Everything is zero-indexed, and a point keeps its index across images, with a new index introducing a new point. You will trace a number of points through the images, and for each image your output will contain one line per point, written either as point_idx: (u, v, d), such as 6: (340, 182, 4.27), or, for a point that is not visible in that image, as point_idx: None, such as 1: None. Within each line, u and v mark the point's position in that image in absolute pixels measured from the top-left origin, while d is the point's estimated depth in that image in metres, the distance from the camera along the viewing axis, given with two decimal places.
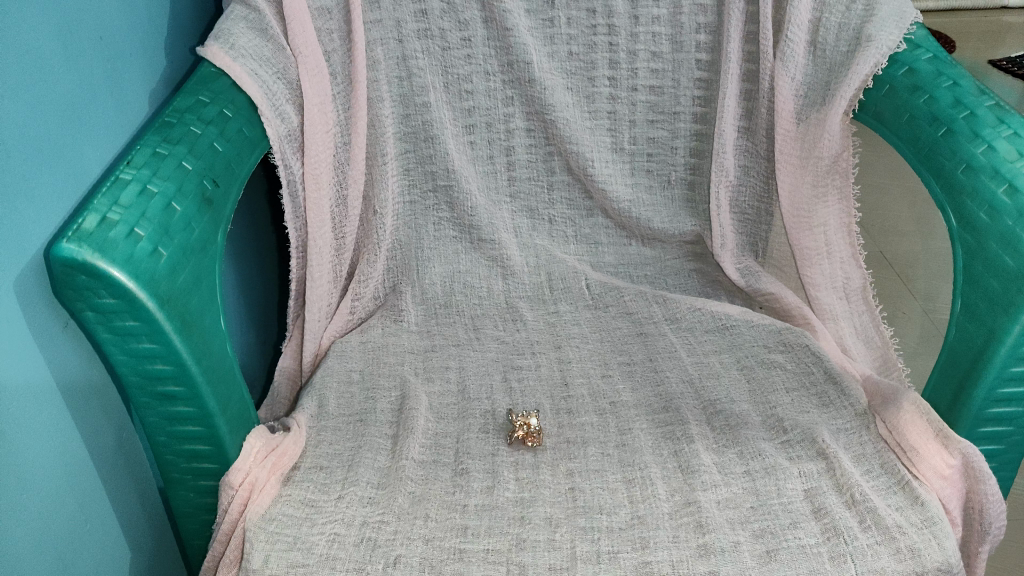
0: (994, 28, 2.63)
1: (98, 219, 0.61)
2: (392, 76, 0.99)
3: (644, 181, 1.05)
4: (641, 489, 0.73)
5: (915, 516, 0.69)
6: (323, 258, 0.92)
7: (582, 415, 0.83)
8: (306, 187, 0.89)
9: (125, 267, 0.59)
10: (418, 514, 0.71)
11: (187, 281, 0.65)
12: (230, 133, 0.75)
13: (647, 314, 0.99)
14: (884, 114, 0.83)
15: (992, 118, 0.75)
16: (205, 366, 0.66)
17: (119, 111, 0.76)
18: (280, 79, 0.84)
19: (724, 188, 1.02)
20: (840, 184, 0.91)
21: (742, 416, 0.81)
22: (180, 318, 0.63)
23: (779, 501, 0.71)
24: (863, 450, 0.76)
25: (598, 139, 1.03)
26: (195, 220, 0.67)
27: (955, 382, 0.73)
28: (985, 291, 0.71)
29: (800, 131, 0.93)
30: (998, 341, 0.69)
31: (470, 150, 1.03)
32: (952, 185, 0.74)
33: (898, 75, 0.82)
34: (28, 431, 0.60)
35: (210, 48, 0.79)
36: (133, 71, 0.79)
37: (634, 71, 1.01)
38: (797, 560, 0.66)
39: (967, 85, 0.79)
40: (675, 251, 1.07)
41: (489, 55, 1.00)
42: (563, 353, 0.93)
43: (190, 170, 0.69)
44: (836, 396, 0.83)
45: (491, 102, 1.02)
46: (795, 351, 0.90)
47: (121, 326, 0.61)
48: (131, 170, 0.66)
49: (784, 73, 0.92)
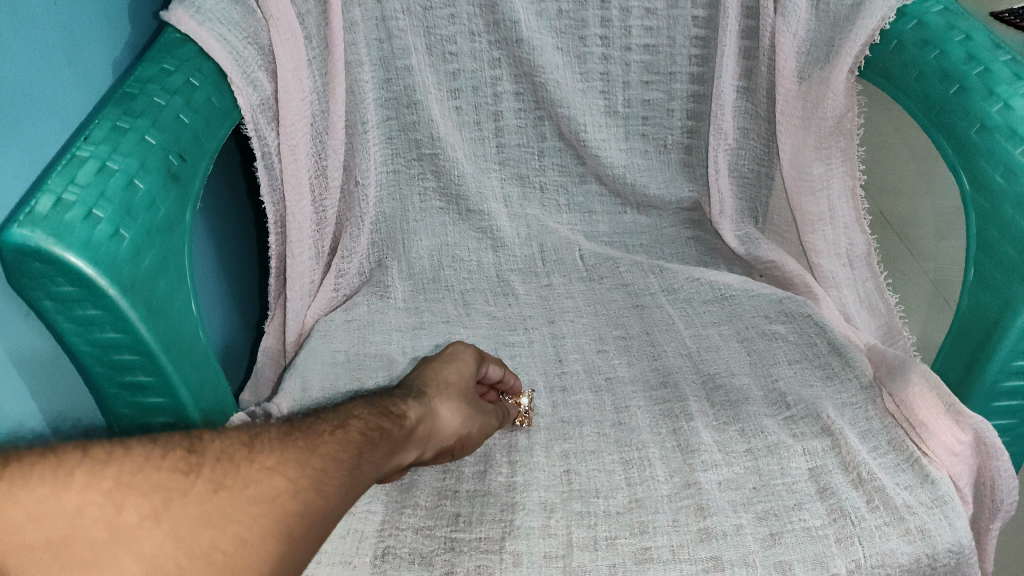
0: None
1: (52, 201, 0.56)
2: (371, 39, 0.93)
3: (639, 146, 1.02)
4: (639, 471, 0.70)
5: (925, 495, 0.67)
6: (304, 233, 0.87)
7: (577, 393, 0.80)
8: (283, 159, 0.84)
9: (83, 252, 0.55)
10: (406, 503, 0.68)
11: (153, 264, 0.61)
12: (197, 103, 0.71)
13: (643, 286, 0.95)
14: (891, 71, 0.79)
15: (1008, 73, 0.70)
16: (175, 353, 0.62)
17: (78, 83, 0.71)
18: (251, 44, 0.79)
19: (723, 151, 0.98)
20: (844, 145, 0.87)
21: (742, 391, 0.78)
22: (146, 304, 0.59)
23: (782, 481, 0.68)
24: (869, 426, 0.73)
25: (590, 102, 0.99)
26: (159, 199, 0.63)
27: (968, 354, 0.70)
28: (1001, 259, 0.67)
29: (803, 91, 0.89)
30: (1014, 312, 0.66)
31: (456, 116, 0.99)
32: (965, 146, 0.70)
33: (907, 29, 0.78)
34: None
35: (175, 13, 0.75)
36: (91, 35, 0.74)
37: (627, 30, 0.96)
38: (802, 544, 0.63)
39: (980, 38, 0.74)
40: (672, 218, 1.05)
41: (473, 14, 0.94)
42: (556, 328, 0.90)
43: (153, 145, 0.64)
44: (840, 368, 0.80)
45: (477, 65, 0.97)
46: (797, 321, 0.87)
47: (82, 314, 0.57)
48: (89, 146, 0.61)
49: (785, 30, 0.87)
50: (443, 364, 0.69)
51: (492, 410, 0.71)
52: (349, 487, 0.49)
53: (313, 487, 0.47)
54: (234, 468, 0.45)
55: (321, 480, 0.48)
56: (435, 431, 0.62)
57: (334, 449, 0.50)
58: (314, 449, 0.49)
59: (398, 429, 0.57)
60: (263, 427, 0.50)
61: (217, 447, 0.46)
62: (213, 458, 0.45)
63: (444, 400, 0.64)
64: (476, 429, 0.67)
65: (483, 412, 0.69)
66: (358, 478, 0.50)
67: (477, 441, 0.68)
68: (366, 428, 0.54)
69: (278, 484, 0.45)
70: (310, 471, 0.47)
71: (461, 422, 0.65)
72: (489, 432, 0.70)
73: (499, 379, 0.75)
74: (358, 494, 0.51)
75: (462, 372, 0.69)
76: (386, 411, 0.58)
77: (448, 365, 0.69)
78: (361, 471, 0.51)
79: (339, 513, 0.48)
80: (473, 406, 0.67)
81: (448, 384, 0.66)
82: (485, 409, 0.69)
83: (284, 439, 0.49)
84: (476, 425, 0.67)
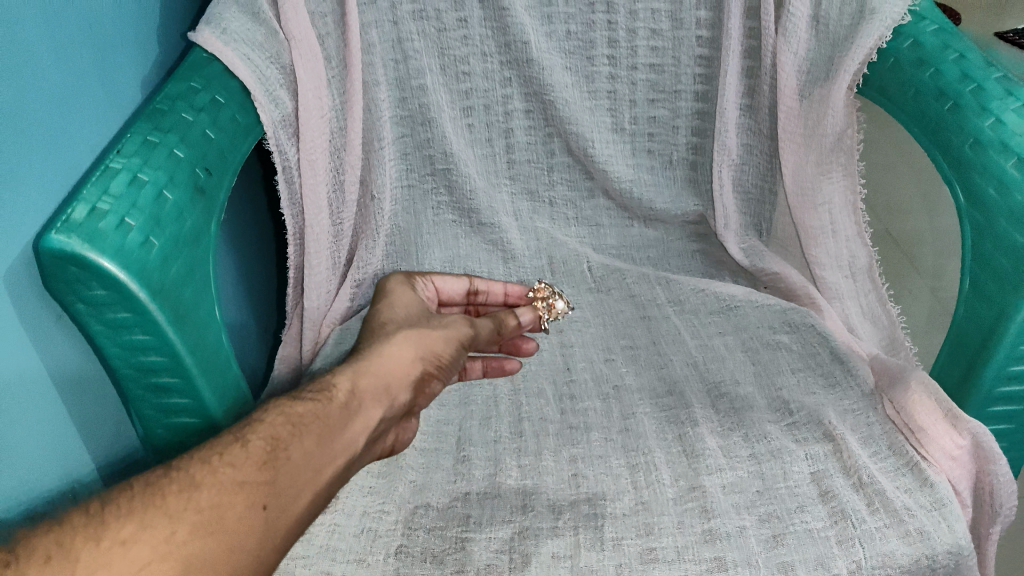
0: (996, 12, 2.63)
1: (87, 209, 0.59)
2: (387, 60, 0.97)
3: (645, 162, 1.05)
4: (646, 475, 0.72)
5: (924, 498, 0.68)
6: (322, 245, 0.91)
7: (585, 401, 0.83)
8: (302, 174, 0.87)
9: (116, 258, 0.58)
10: (418, 503, 0.70)
11: (180, 272, 0.64)
12: (222, 120, 0.74)
13: (650, 296, 0.98)
14: (889, 89, 0.81)
15: (1000, 91, 0.73)
16: (200, 356, 0.65)
17: (110, 101, 0.75)
18: (273, 64, 0.82)
19: (727, 168, 1.01)
20: (844, 161, 0.90)
21: (747, 399, 0.80)
22: (173, 309, 0.62)
23: (785, 485, 0.70)
24: (870, 432, 0.75)
25: (598, 120, 1.02)
26: (186, 210, 0.66)
27: (965, 363, 0.72)
28: (995, 269, 0.69)
29: (804, 108, 0.91)
30: (1007, 321, 0.68)
31: (468, 133, 1.03)
32: (961, 161, 0.72)
33: (903, 48, 0.80)
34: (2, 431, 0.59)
35: (202, 33, 0.77)
36: (122, 56, 0.78)
37: (634, 50, 0.99)
38: (804, 545, 0.65)
39: (974, 58, 0.77)
40: (678, 232, 1.08)
41: (486, 36, 0.98)
42: (565, 337, 0.93)
43: (181, 159, 0.68)
44: (842, 376, 0.82)
45: (489, 84, 1.00)
46: (801, 331, 0.89)
47: (113, 317, 0.60)
48: (121, 159, 0.64)
49: (786, 49, 0.89)
50: (384, 305, 0.78)
51: (463, 318, 0.78)
52: (246, 512, 0.51)
53: (193, 537, 0.48)
54: (78, 555, 0.44)
55: (206, 525, 0.49)
56: (384, 372, 0.67)
57: (219, 481, 0.52)
58: (194, 488, 0.51)
59: (326, 403, 0.62)
60: (122, 488, 0.50)
61: (52, 539, 0.45)
62: (44, 555, 0.44)
63: (389, 334, 0.71)
64: (440, 338, 0.73)
65: (439, 327, 0.75)
66: (257, 496, 0.53)
67: (462, 347, 0.76)
68: (267, 431, 0.57)
69: (141, 553, 0.46)
70: (187, 522, 0.49)
71: (416, 348, 0.71)
72: (470, 333, 0.77)
73: (468, 287, 0.90)
74: (271, 504, 0.53)
75: (403, 305, 0.79)
76: (308, 392, 0.63)
77: (388, 304, 0.78)
78: (261, 487, 0.53)
79: (244, 537, 0.50)
80: (421, 328, 0.73)
81: (392, 321, 0.74)
82: (452, 319, 0.77)
83: (149, 495, 0.49)
84: (437, 337, 0.73)
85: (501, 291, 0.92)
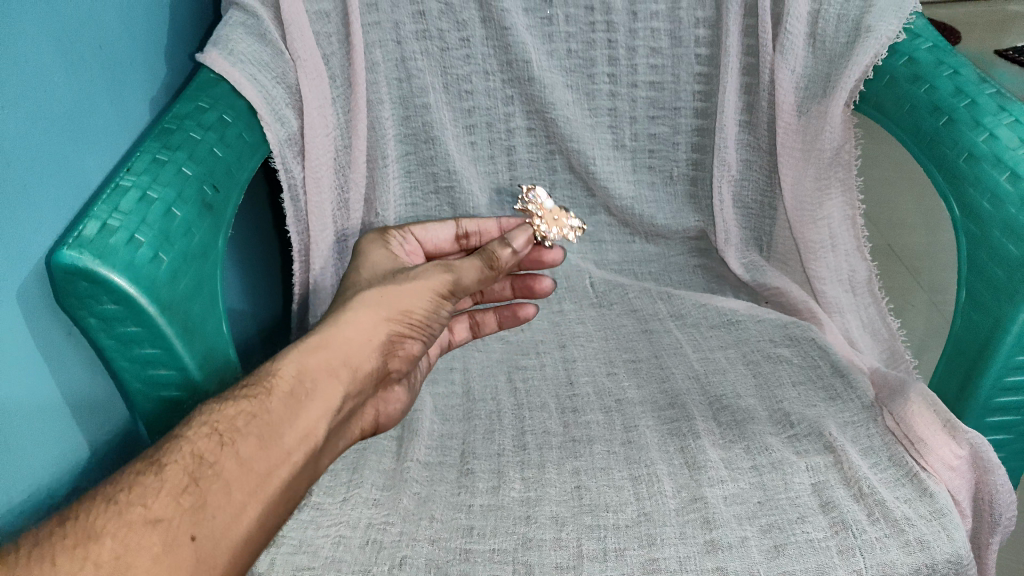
0: (994, 31, 2.66)
1: (98, 225, 0.61)
2: (391, 79, 0.99)
3: (646, 178, 1.06)
4: (648, 486, 0.73)
5: (924, 507, 0.69)
6: (327, 261, 0.92)
7: (588, 414, 0.83)
8: (308, 191, 0.89)
9: (126, 273, 0.59)
10: (423, 515, 0.71)
11: (188, 286, 0.65)
12: (229, 139, 0.75)
13: (652, 311, 0.99)
14: (885, 105, 0.82)
15: (993, 106, 0.74)
16: (208, 371, 0.66)
17: (119, 121, 0.76)
18: (278, 83, 0.84)
19: (727, 183, 1.02)
20: (843, 176, 0.91)
21: (748, 412, 0.81)
22: (182, 323, 0.64)
23: (786, 495, 0.71)
24: (870, 444, 0.76)
25: (599, 137, 1.04)
26: (195, 226, 0.67)
27: (962, 372, 0.74)
28: (990, 280, 0.70)
29: (802, 124, 0.93)
30: (1004, 330, 0.69)
31: (471, 151, 1.04)
32: (955, 174, 0.74)
33: (899, 65, 0.82)
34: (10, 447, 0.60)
35: (210, 55, 0.79)
36: (132, 77, 0.80)
37: (633, 68, 1.01)
38: (805, 555, 0.65)
39: (968, 73, 0.78)
40: (679, 247, 1.09)
41: (488, 55, 1.00)
42: (568, 351, 0.94)
43: (189, 176, 0.69)
44: (843, 389, 0.82)
45: (491, 103, 1.02)
46: (801, 344, 0.90)
47: (123, 332, 0.62)
48: (131, 176, 0.66)
49: (784, 66, 0.91)
50: (357, 273, 0.80)
51: (440, 263, 0.78)
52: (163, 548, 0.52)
53: None
54: None
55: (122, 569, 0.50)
56: (347, 343, 0.70)
57: (133, 520, 0.52)
58: (100, 535, 0.51)
59: (265, 397, 0.63)
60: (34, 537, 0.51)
61: None
62: None
63: (354, 299, 0.73)
64: (409, 293, 0.74)
65: (405, 287, 0.75)
66: (178, 530, 0.53)
67: (441, 294, 0.76)
68: (190, 450, 0.57)
69: None
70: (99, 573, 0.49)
71: (381, 312, 0.72)
72: (450, 276, 0.76)
73: (455, 231, 0.91)
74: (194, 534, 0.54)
75: (374, 269, 0.80)
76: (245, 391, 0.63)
77: (359, 272, 0.79)
78: (180, 518, 0.54)
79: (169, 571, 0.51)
80: (382, 293, 0.74)
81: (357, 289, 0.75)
82: (425, 272, 0.76)
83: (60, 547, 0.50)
84: (407, 295, 0.74)
85: (494, 227, 0.92)
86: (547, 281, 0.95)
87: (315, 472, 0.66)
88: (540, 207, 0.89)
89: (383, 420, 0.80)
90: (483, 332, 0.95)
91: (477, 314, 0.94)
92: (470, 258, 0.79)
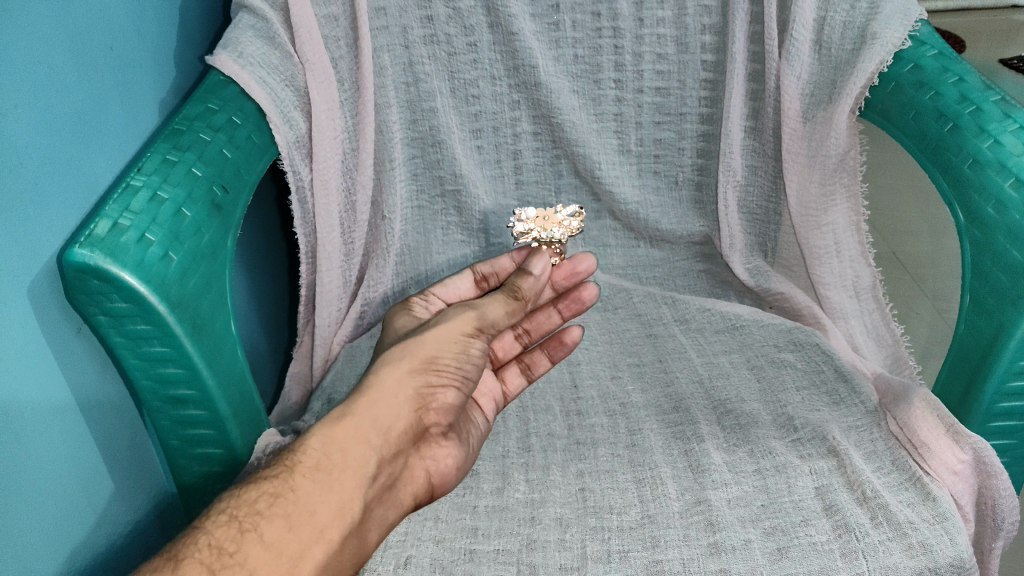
0: (998, 41, 2.66)
1: (109, 224, 0.61)
2: (399, 83, 1.00)
3: (652, 183, 1.07)
4: (652, 488, 0.73)
5: (927, 512, 0.69)
6: (334, 263, 0.92)
7: (592, 417, 0.84)
8: (315, 193, 0.89)
9: (136, 272, 0.60)
10: (428, 515, 0.71)
11: (197, 285, 0.66)
12: (238, 140, 0.76)
13: (656, 315, 1.00)
14: (890, 111, 0.83)
15: (998, 113, 0.74)
16: (216, 369, 0.67)
17: (130, 123, 0.77)
18: (288, 86, 0.85)
19: (732, 188, 1.02)
20: (848, 182, 0.91)
21: (752, 416, 0.81)
22: (191, 321, 0.64)
23: (789, 498, 0.71)
24: (874, 448, 0.76)
25: (605, 142, 1.04)
26: (204, 226, 0.68)
27: (966, 377, 0.74)
28: (993, 285, 0.71)
29: (807, 130, 0.93)
30: (1008, 335, 0.69)
31: (478, 155, 1.05)
32: (959, 180, 0.74)
33: (903, 72, 0.82)
34: (26, 445, 0.61)
35: (219, 57, 0.79)
36: (142, 79, 0.81)
37: (640, 73, 1.01)
38: (808, 558, 0.66)
39: (972, 80, 0.78)
40: (684, 252, 1.09)
41: (495, 60, 1.00)
42: (572, 355, 0.94)
43: (199, 177, 0.70)
44: (846, 394, 0.83)
45: (498, 107, 1.03)
46: (805, 350, 0.90)
47: (133, 330, 0.62)
48: (141, 176, 0.66)
49: (790, 73, 0.91)
50: (385, 341, 0.82)
51: (465, 305, 0.77)
52: None
53: None
54: None
55: None
56: (373, 403, 0.68)
57: None
58: None
59: (288, 476, 0.62)
60: None
61: None
62: None
63: (376, 361, 0.73)
64: (432, 340, 0.73)
65: (426, 338, 0.73)
66: None
67: (469, 333, 0.74)
68: (207, 540, 0.57)
69: None
70: None
71: (404, 366, 0.71)
72: (476, 315, 0.75)
73: (473, 278, 0.90)
74: None
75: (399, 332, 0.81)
76: (264, 475, 0.62)
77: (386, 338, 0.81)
78: None
79: None
80: (402, 351, 0.72)
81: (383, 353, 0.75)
82: (451, 315, 0.76)
83: None
84: (431, 342, 0.73)
85: (509, 263, 0.90)
86: (591, 287, 0.88)
87: (361, 544, 0.64)
88: (529, 221, 0.91)
89: (439, 482, 0.72)
90: (537, 375, 0.87)
91: (527, 356, 0.87)
92: (493, 296, 0.79)
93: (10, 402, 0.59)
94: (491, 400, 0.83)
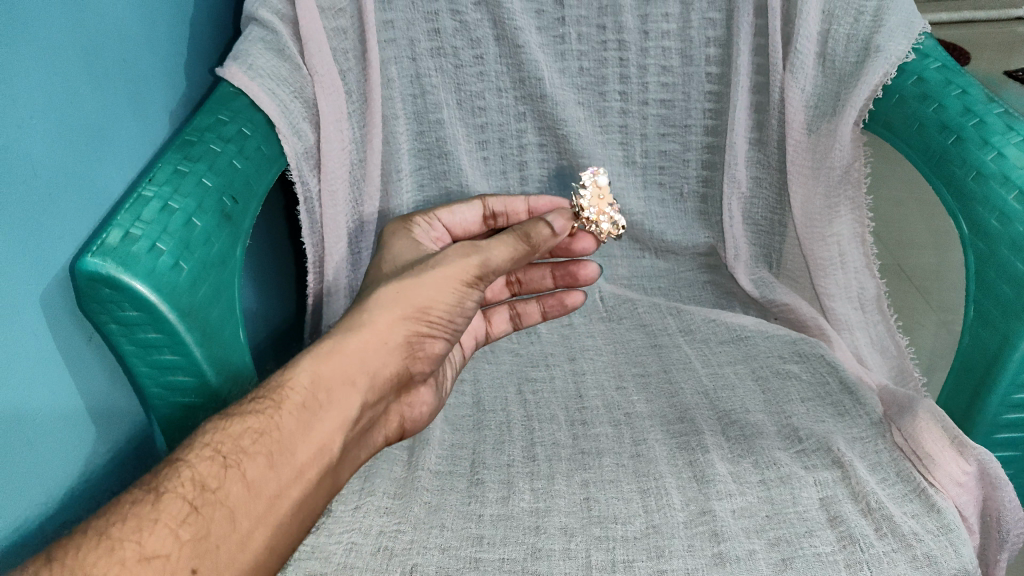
0: (1004, 53, 2.67)
1: (121, 234, 0.62)
2: (406, 95, 1.01)
3: (656, 194, 1.08)
4: (656, 498, 0.73)
5: (931, 523, 0.69)
6: (340, 273, 0.93)
7: (597, 426, 0.84)
8: (323, 204, 0.90)
9: (148, 280, 0.61)
10: (434, 523, 0.72)
11: (207, 294, 0.66)
12: (248, 151, 0.77)
13: (661, 326, 1.00)
14: (895, 123, 0.83)
15: (1001, 125, 0.75)
16: (224, 377, 0.68)
17: (143, 135, 0.78)
18: (296, 97, 0.86)
19: (736, 200, 1.03)
20: (852, 194, 0.92)
21: (757, 426, 0.81)
22: (200, 329, 0.65)
23: (794, 509, 0.71)
24: (878, 459, 0.76)
25: (610, 153, 1.06)
26: (214, 235, 0.68)
27: (971, 389, 0.74)
28: (998, 297, 0.71)
29: (811, 142, 0.94)
30: (1011, 347, 0.70)
31: (484, 166, 1.06)
32: (963, 192, 0.74)
33: (907, 84, 0.82)
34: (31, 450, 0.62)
35: (229, 68, 0.80)
36: (154, 91, 0.82)
37: (645, 86, 1.02)
38: (812, 568, 0.66)
39: (975, 93, 0.79)
40: (689, 263, 1.10)
41: (501, 72, 1.01)
42: (577, 365, 0.95)
43: (210, 187, 0.70)
44: (851, 405, 0.83)
45: (503, 119, 1.04)
46: (810, 361, 0.90)
47: (143, 337, 0.63)
48: (153, 186, 0.67)
49: (794, 85, 0.92)
50: (377, 267, 0.82)
51: (468, 246, 0.79)
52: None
53: None
54: None
55: None
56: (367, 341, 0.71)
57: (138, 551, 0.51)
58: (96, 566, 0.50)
59: (275, 411, 0.63)
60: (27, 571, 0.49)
61: None
62: None
63: (371, 296, 0.75)
64: (431, 282, 0.76)
65: (423, 281, 0.75)
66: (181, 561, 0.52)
67: (469, 281, 0.78)
68: (191, 475, 0.56)
69: None
70: None
71: (398, 310, 0.73)
72: (480, 264, 0.78)
73: (481, 212, 0.95)
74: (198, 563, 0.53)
75: (396, 259, 0.82)
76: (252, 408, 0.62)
77: (381, 266, 0.82)
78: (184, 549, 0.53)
79: None
80: (398, 292, 0.75)
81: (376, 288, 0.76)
82: (454, 257, 0.78)
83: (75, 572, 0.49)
84: (429, 285, 0.75)
85: (521, 207, 0.95)
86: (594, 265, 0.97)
87: (334, 478, 0.67)
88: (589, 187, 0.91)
89: (408, 424, 0.80)
90: (524, 323, 0.99)
91: (519, 306, 0.98)
92: (503, 237, 0.81)
93: (16, 408, 0.60)
94: (472, 338, 0.95)
